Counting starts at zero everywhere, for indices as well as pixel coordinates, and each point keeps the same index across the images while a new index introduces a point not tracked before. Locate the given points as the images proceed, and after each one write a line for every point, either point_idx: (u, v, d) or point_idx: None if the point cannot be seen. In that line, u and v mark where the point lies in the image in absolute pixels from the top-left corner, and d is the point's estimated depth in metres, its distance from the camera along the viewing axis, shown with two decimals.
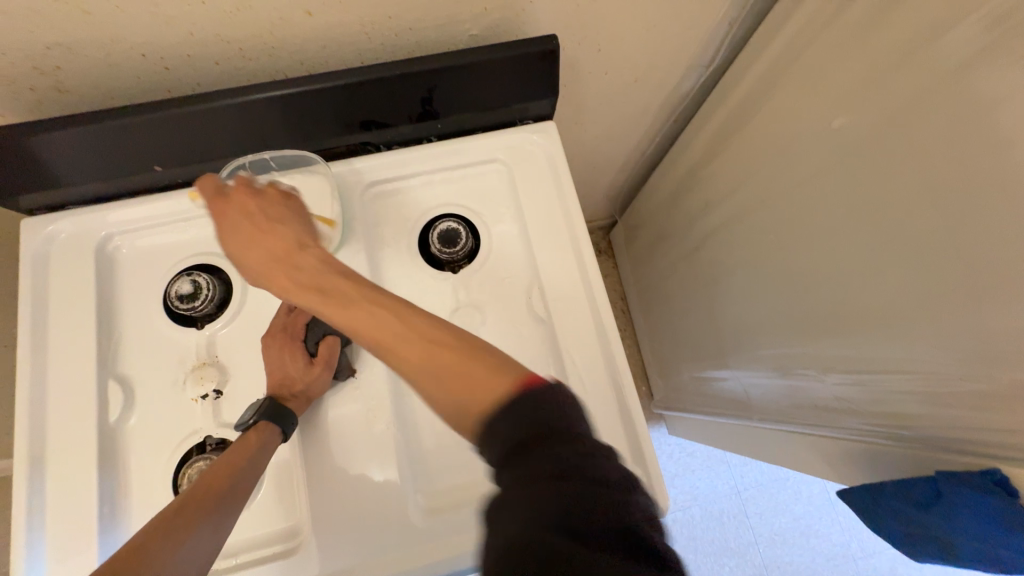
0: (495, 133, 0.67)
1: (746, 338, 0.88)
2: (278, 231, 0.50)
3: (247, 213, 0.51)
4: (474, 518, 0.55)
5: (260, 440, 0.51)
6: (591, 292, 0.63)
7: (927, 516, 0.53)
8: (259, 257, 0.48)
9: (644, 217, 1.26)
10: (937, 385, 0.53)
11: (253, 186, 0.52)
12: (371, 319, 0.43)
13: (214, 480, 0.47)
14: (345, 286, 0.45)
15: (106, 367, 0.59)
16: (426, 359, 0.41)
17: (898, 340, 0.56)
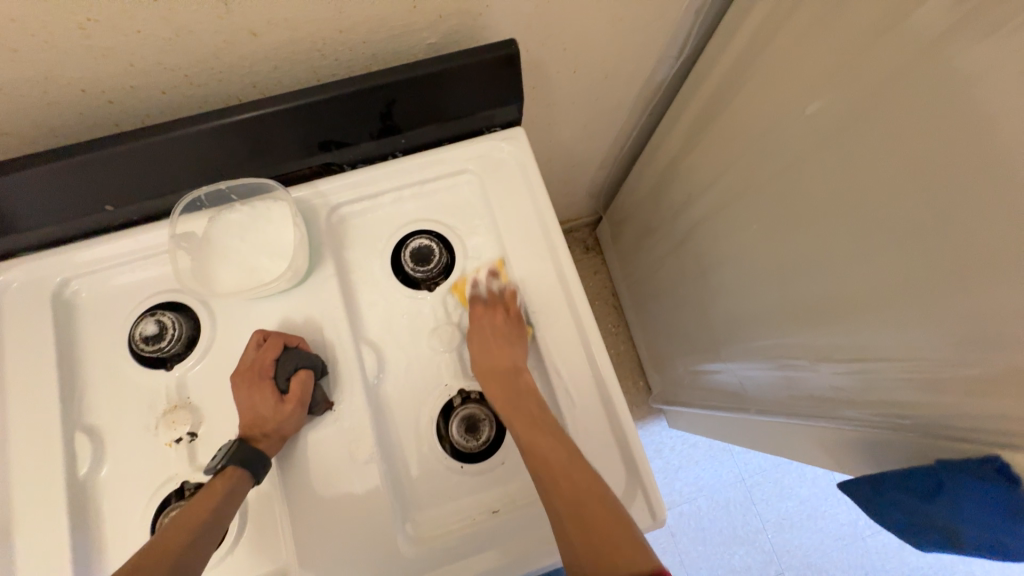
0: (463, 144, 0.65)
1: (738, 330, 0.87)
2: (507, 350, 0.58)
3: (493, 327, 0.59)
4: (468, 544, 0.54)
5: (227, 487, 0.49)
6: (573, 301, 0.61)
7: (933, 507, 0.52)
8: (492, 366, 0.57)
9: (628, 212, 1.24)
10: (932, 371, 0.52)
11: (485, 297, 0.61)
12: (548, 445, 0.52)
13: (175, 536, 0.46)
14: (544, 417, 0.54)
15: (73, 418, 0.56)
16: (574, 495, 0.48)
17: (888, 327, 0.55)
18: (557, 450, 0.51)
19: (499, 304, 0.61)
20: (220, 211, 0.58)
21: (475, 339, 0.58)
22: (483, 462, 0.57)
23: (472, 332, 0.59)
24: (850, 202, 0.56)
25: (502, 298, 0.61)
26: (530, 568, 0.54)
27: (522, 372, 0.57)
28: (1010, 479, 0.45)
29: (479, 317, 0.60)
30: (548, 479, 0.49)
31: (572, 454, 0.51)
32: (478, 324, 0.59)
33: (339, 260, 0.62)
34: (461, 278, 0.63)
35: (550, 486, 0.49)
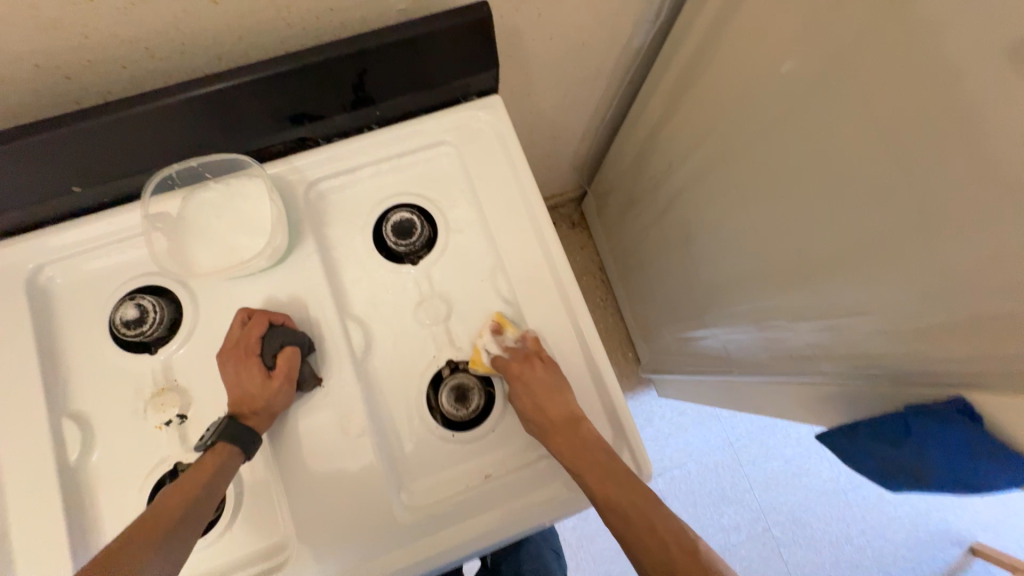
0: (440, 114, 0.64)
1: (721, 295, 0.89)
2: (562, 401, 0.56)
3: (541, 383, 0.56)
4: (462, 508, 0.55)
5: (217, 463, 0.49)
6: (556, 269, 0.62)
7: (902, 452, 0.54)
8: (549, 422, 0.55)
9: (612, 184, 1.24)
10: (900, 322, 0.54)
11: (523, 349, 0.58)
12: (626, 498, 0.52)
13: (165, 511, 0.46)
14: (611, 463, 0.53)
15: (59, 406, 0.56)
16: (659, 547, 0.50)
17: (861, 281, 0.57)
18: (630, 499, 0.52)
19: (530, 355, 0.58)
20: (193, 190, 0.57)
21: (521, 398, 0.56)
22: (473, 430, 0.58)
23: (512, 392, 0.56)
24: (823, 159, 0.57)
25: (530, 347, 0.58)
26: (523, 528, 0.55)
27: (575, 418, 0.55)
28: (970, 417, 0.48)
29: (519, 373, 0.57)
30: (631, 530, 0.51)
31: (645, 498, 0.52)
32: (516, 381, 0.56)
33: (320, 236, 0.61)
34: (477, 351, 0.59)
35: (632, 535, 0.51)
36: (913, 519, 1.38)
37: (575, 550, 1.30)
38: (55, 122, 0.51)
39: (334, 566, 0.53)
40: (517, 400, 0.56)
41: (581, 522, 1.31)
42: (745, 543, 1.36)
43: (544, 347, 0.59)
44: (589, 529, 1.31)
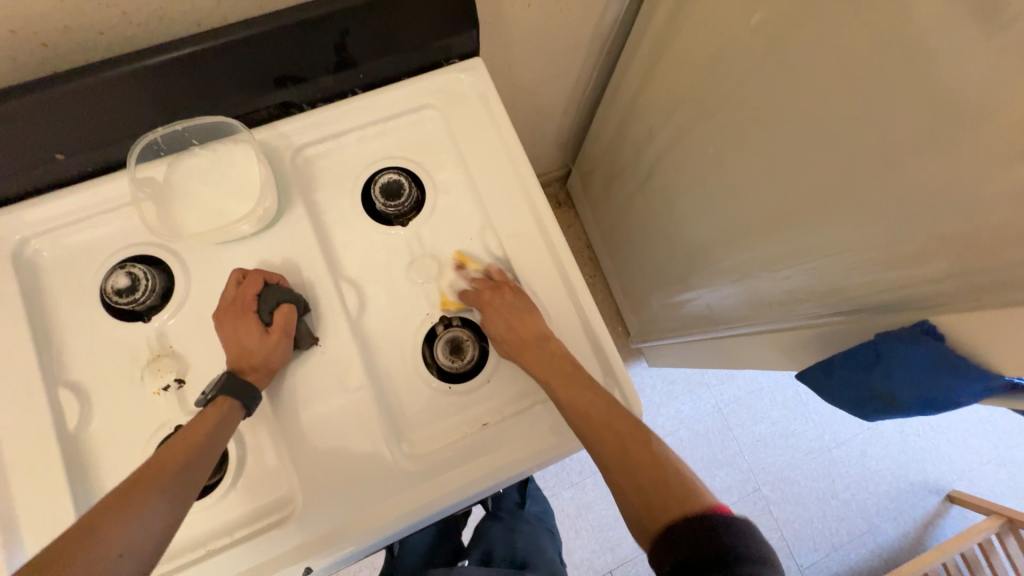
0: (422, 77, 0.65)
1: (704, 255, 0.91)
2: (529, 317, 0.58)
3: (512, 305, 0.59)
4: (463, 454, 0.57)
5: (220, 414, 0.51)
6: (543, 225, 0.63)
7: (873, 377, 0.58)
8: (521, 342, 0.57)
9: (595, 158, 1.26)
10: (871, 256, 0.57)
11: (496, 280, 0.61)
12: (587, 397, 0.53)
13: (169, 457, 0.46)
14: (576, 374, 0.55)
15: (55, 376, 0.56)
16: (618, 444, 0.51)
17: (832, 221, 0.60)
18: (592, 401, 0.53)
19: (495, 285, 0.60)
20: (179, 156, 0.57)
21: (492, 323, 0.58)
22: (469, 381, 0.60)
23: (484, 318, 0.58)
24: (793, 107, 0.59)
25: (501, 277, 0.61)
26: (522, 471, 0.58)
27: (547, 338, 0.57)
28: (930, 334, 0.52)
29: (488, 300, 0.59)
30: (596, 439, 0.51)
31: (607, 402, 0.53)
32: (488, 309, 0.58)
33: (310, 201, 0.62)
34: (444, 291, 0.62)
35: (594, 433, 0.52)
36: (893, 471, 1.44)
37: (574, 520, 1.33)
38: (27, 87, 0.50)
39: (340, 517, 0.55)
40: (488, 326, 0.58)
41: (579, 493, 1.34)
42: (737, 503, 1.40)
43: (514, 281, 0.62)
44: (587, 499, 1.34)
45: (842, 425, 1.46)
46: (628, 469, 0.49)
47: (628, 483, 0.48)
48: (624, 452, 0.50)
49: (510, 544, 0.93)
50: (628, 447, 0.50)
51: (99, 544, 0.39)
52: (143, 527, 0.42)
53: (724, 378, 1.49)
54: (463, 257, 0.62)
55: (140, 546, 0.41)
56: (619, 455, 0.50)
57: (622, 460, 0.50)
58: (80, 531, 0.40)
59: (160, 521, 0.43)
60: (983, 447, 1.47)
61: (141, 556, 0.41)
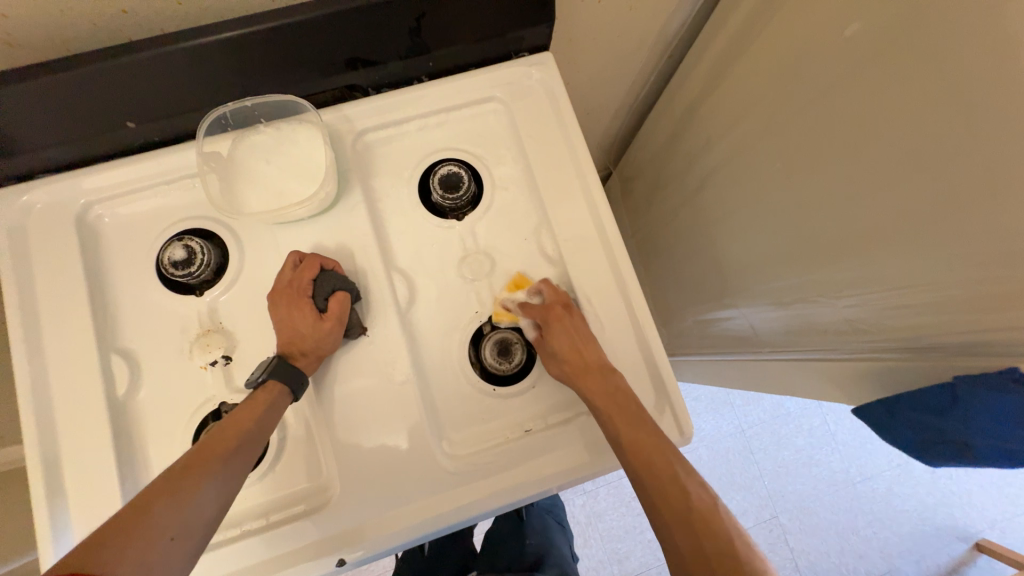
0: (489, 69, 0.63)
1: (751, 274, 0.86)
2: (593, 348, 0.56)
3: (576, 333, 0.56)
4: (501, 460, 0.55)
5: (270, 400, 0.50)
6: (602, 231, 0.61)
7: (945, 421, 0.54)
8: (583, 369, 0.55)
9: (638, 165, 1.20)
10: (948, 295, 0.53)
11: (564, 305, 0.58)
12: (649, 442, 0.51)
13: (220, 442, 0.46)
14: (642, 414, 0.53)
15: (108, 341, 0.56)
16: (674, 487, 0.48)
17: (908, 255, 0.55)
18: (653, 439, 0.51)
19: (558, 307, 0.58)
20: (245, 132, 0.56)
21: (558, 342, 0.56)
22: (515, 385, 0.59)
23: (548, 337, 0.57)
24: (879, 129, 0.54)
25: (568, 295, 0.59)
26: (560, 484, 0.56)
27: (610, 366, 0.56)
28: (1023, 385, 0.47)
29: (553, 320, 0.57)
30: (653, 485, 0.49)
31: (668, 446, 0.51)
32: (553, 327, 0.56)
33: (366, 188, 0.61)
34: (496, 307, 0.59)
35: (655, 490, 0.49)
36: (920, 514, 1.38)
37: (583, 527, 1.31)
38: (107, 54, 0.50)
39: (373, 511, 0.54)
40: (551, 345, 0.56)
41: (590, 501, 1.32)
42: (752, 529, 1.36)
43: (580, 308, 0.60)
44: (598, 508, 1.32)
45: (871, 460, 1.41)
46: (690, 531, 0.46)
47: (684, 542, 0.46)
48: (686, 511, 0.47)
49: (519, 547, 0.93)
50: (688, 509, 0.47)
51: (156, 526, 0.40)
52: (195, 511, 0.42)
53: (750, 400, 1.45)
54: (524, 280, 0.60)
55: (193, 531, 0.41)
56: (679, 514, 0.47)
57: (682, 518, 0.47)
58: (133, 513, 0.40)
59: (211, 506, 0.43)
60: (1020, 498, 1.40)
61: (193, 540, 0.41)
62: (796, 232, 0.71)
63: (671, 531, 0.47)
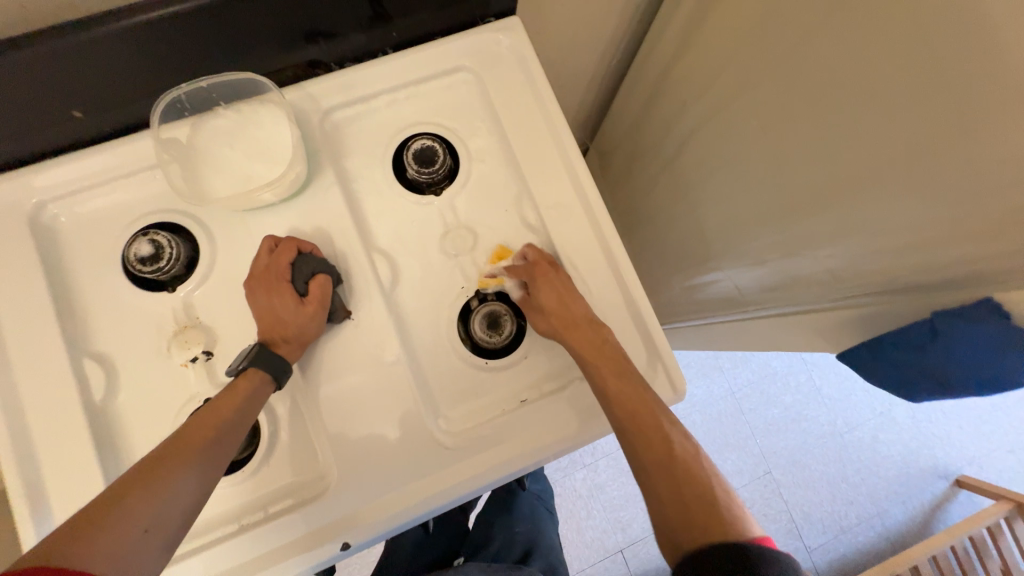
0: (457, 37, 0.61)
1: (733, 236, 0.86)
2: (580, 304, 0.56)
3: (564, 291, 0.56)
4: (499, 433, 0.55)
5: (250, 388, 0.49)
6: (583, 197, 0.61)
7: (927, 356, 0.56)
8: (570, 324, 0.55)
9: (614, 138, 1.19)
10: (922, 232, 0.53)
11: (553, 265, 0.58)
12: (635, 393, 0.51)
13: (197, 432, 0.45)
14: (628, 368, 0.53)
15: (79, 346, 0.54)
16: (658, 439, 0.49)
17: (883, 199, 0.56)
18: (639, 392, 0.51)
19: (547, 266, 0.58)
20: (204, 116, 0.54)
21: (545, 297, 0.56)
22: (507, 357, 0.58)
23: (535, 292, 0.57)
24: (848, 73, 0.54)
25: (554, 257, 0.59)
26: (558, 450, 0.56)
27: (598, 323, 0.56)
28: (998, 313, 0.48)
29: (540, 276, 0.57)
30: (638, 437, 0.49)
31: (653, 401, 0.51)
32: (540, 283, 0.57)
33: (339, 168, 0.59)
34: (482, 275, 0.59)
35: (637, 439, 0.49)
36: (904, 458, 1.44)
37: (584, 500, 1.33)
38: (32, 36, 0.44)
39: (374, 494, 0.53)
40: (539, 300, 0.56)
41: (591, 474, 1.34)
42: (748, 486, 1.40)
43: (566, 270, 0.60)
44: (599, 480, 1.34)
45: (855, 410, 1.46)
46: (670, 481, 0.46)
47: (665, 490, 0.46)
48: (669, 461, 0.47)
49: (508, 535, 0.96)
50: (672, 460, 0.47)
51: (130, 517, 0.38)
52: (172, 503, 0.41)
53: (738, 362, 1.48)
54: (506, 249, 0.59)
55: (168, 520, 0.40)
56: (663, 463, 0.47)
57: (665, 469, 0.47)
58: (106, 503, 0.39)
59: (188, 497, 0.42)
60: (994, 434, 1.47)
61: (169, 532, 0.40)
62: (775, 186, 0.72)
63: (653, 480, 0.47)
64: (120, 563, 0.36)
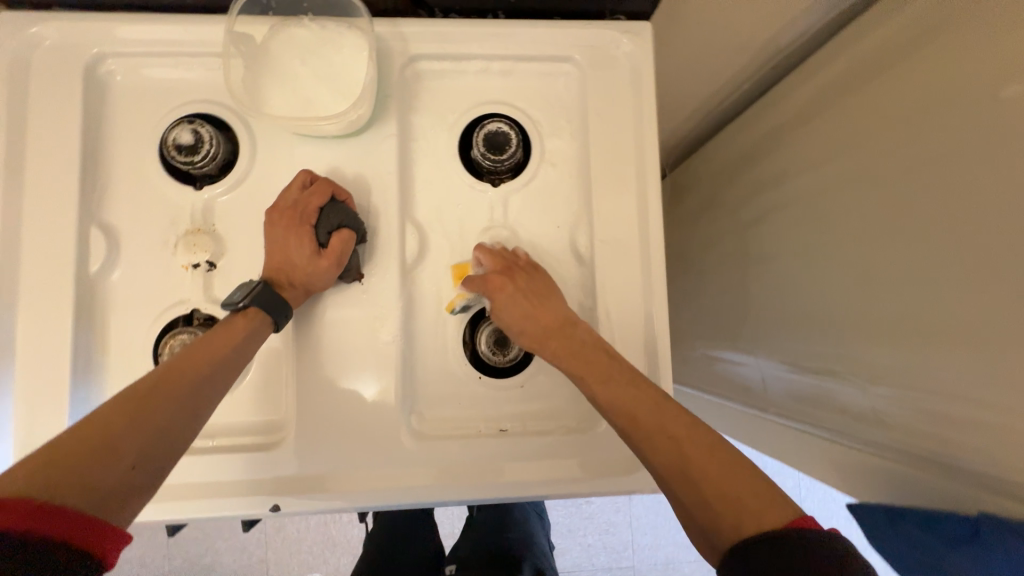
0: (575, 25, 0.55)
1: (769, 328, 0.76)
2: (549, 304, 0.49)
3: (525, 291, 0.49)
4: (464, 453, 0.52)
5: (248, 327, 0.46)
6: (644, 243, 0.55)
7: (955, 555, 0.48)
8: (542, 326, 0.48)
9: (683, 184, 1.04)
10: (996, 417, 0.45)
11: (510, 262, 0.51)
12: (625, 395, 0.43)
13: (188, 366, 0.41)
14: (610, 368, 0.45)
15: (91, 211, 0.52)
16: (664, 436, 0.40)
17: (964, 369, 0.48)
18: (635, 392, 0.43)
19: (510, 266, 0.50)
20: (285, 21, 0.50)
21: (508, 314, 0.49)
22: (502, 379, 0.54)
23: (496, 310, 0.49)
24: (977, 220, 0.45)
25: (509, 257, 0.51)
26: (521, 497, 0.51)
27: (573, 321, 0.48)
28: None
29: (496, 288, 0.49)
30: (644, 442, 0.41)
31: (651, 395, 0.43)
32: (499, 299, 0.49)
33: (404, 122, 0.54)
34: (453, 296, 0.53)
35: (644, 444, 0.41)
36: None
37: None
38: None
39: (320, 465, 0.51)
40: (501, 318, 0.49)
41: None
42: None
43: (528, 260, 0.52)
44: None
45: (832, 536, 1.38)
46: (689, 483, 0.38)
47: (687, 498, 0.38)
48: (683, 460, 0.39)
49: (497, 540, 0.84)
50: (685, 455, 0.39)
51: (111, 452, 0.35)
52: (160, 438, 0.38)
53: None
54: (462, 267, 0.53)
55: (155, 456, 0.37)
56: (677, 466, 0.39)
57: (678, 471, 0.39)
58: (86, 434, 0.35)
59: (178, 433, 0.39)
60: None
61: (156, 469, 0.37)
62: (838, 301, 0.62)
63: (671, 485, 0.39)
64: (102, 498, 0.33)
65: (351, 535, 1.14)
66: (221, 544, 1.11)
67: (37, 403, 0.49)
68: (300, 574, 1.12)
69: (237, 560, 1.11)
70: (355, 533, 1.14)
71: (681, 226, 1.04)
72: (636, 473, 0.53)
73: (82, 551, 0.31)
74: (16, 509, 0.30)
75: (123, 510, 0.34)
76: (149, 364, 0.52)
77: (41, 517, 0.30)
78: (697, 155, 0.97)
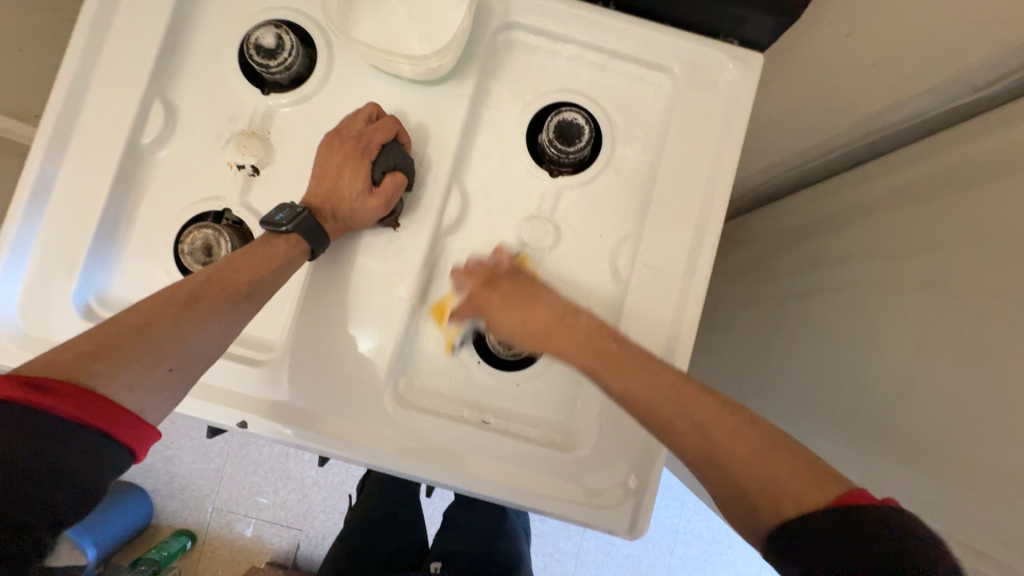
0: (685, 38, 0.52)
1: (777, 407, 0.71)
2: (543, 298, 0.45)
3: (503, 300, 0.45)
4: (439, 430, 0.50)
5: (288, 253, 0.45)
6: (685, 279, 0.51)
7: None
8: (538, 325, 0.44)
9: (737, 236, 0.98)
10: None
11: (482, 273, 0.47)
12: (642, 382, 0.39)
13: (233, 279, 0.42)
14: (622, 354, 0.41)
15: (159, 86, 0.52)
16: (687, 422, 0.37)
17: (978, 513, 0.43)
18: (649, 377, 0.40)
19: (489, 276, 0.47)
20: None
21: (503, 323, 0.45)
22: (501, 372, 0.52)
23: (490, 324, 0.46)
24: None
25: (486, 266, 0.47)
26: (483, 492, 0.50)
27: (573, 311, 0.44)
28: None
29: (484, 302, 0.46)
30: (668, 428, 0.38)
31: (670, 378, 0.39)
32: (489, 313, 0.46)
33: (481, 87, 0.53)
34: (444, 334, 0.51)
35: (669, 433, 0.38)
36: None
37: None
38: None
39: (298, 397, 0.50)
40: (499, 330, 0.46)
41: None
42: None
43: (509, 260, 0.48)
44: None
45: None
46: (717, 466, 0.36)
47: (717, 482, 0.36)
48: (710, 446, 0.36)
49: (486, 545, 0.79)
50: (714, 440, 0.36)
51: (153, 354, 0.36)
52: (196, 344, 0.39)
53: None
54: (441, 302, 0.51)
55: (192, 364, 0.38)
56: (704, 450, 0.37)
57: (706, 457, 0.37)
58: (136, 330, 0.36)
59: (212, 342, 0.40)
60: None
61: (190, 372, 0.38)
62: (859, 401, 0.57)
63: (696, 467, 0.37)
64: (139, 398, 0.35)
65: (305, 475, 1.14)
66: (185, 442, 1.13)
67: (59, 252, 0.50)
68: (249, 495, 1.13)
69: (196, 462, 1.13)
70: (310, 475, 1.14)
71: (723, 277, 0.98)
72: (608, 508, 0.50)
73: (114, 441, 0.33)
74: (61, 393, 0.32)
75: (156, 408, 0.36)
76: (167, 247, 0.52)
77: (78, 404, 0.32)
78: (763, 209, 0.92)
